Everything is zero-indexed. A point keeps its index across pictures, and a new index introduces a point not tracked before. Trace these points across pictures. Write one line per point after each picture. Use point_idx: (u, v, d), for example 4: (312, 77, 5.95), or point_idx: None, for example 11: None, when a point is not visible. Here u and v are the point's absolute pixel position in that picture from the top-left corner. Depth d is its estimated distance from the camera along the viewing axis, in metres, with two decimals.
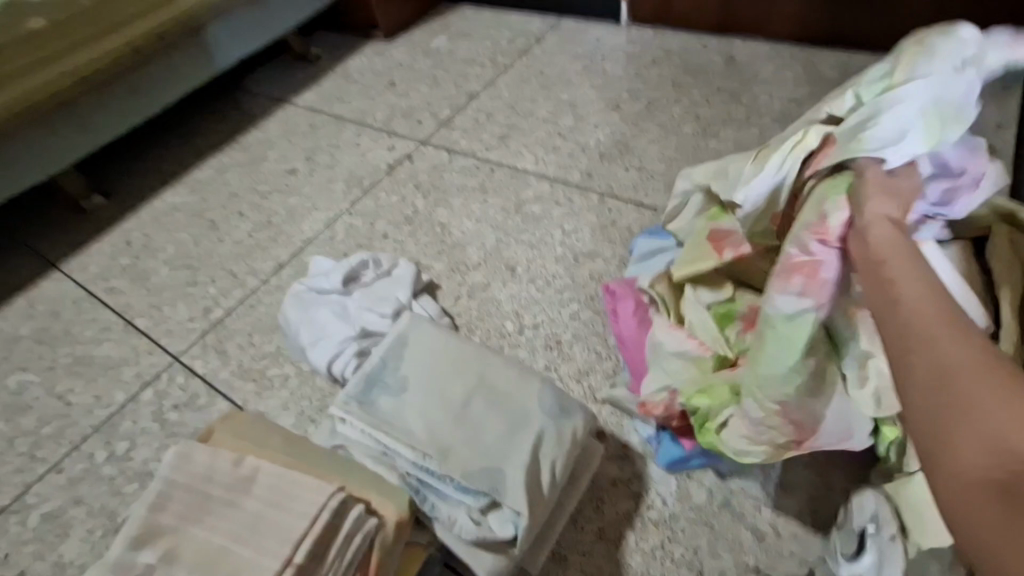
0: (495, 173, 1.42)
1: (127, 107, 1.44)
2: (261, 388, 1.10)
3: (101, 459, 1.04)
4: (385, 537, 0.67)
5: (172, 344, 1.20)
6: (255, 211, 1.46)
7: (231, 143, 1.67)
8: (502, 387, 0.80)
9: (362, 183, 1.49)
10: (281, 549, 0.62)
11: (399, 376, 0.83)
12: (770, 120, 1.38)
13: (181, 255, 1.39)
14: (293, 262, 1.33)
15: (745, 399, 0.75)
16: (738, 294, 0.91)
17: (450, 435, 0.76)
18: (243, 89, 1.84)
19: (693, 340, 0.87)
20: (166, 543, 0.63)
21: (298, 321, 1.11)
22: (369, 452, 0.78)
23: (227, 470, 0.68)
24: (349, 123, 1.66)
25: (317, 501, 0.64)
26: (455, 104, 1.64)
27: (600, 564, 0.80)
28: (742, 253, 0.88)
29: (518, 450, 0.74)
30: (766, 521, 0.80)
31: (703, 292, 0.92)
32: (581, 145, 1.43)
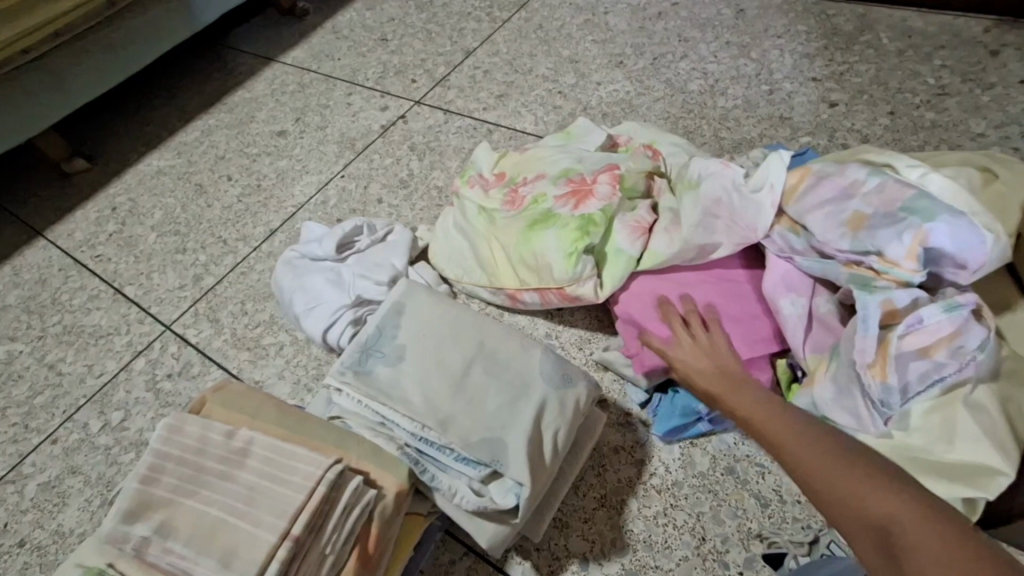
0: (493, 134, 1.37)
1: (103, 65, 1.37)
2: (256, 357, 1.08)
3: (95, 429, 1.03)
4: (385, 508, 0.65)
5: (163, 313, 1.18)
6: (243, 174, 1.41)
7: (215, 104, 1.60)
8: (503, 357, 0.78)
9: (355, 144, 1.43)
10: (277, 522, 0.60)
11: (396, 345, 0.80)
12: (782, 78, 1.32)
13: (169, 221, 1.34)
14: (285, 228, 1.28)
15: (617, 218, 0.96)
16: (637, 204, 0.99)
17: (450, 405, 0.74)
18: (227, 46, 1.75)
19: (631, 234, 0.94)
20: (160, 516, 0.62)
21: (291, 288, 1.08)
22: (367, 423, 0.76)
23: (220, 442, 0.67)
24: (339, 81, 1.59)
25: (314, 474, 0.63)
26: (450, 60, 1.56)
27: (602, 530, 0.79)
28: (613, 202, 0.98)
29: (520, 418, 0.72)
30: (769, 488, 0.79)
31: (625, 215, 0.97)
32: (583, 105, 1.38)
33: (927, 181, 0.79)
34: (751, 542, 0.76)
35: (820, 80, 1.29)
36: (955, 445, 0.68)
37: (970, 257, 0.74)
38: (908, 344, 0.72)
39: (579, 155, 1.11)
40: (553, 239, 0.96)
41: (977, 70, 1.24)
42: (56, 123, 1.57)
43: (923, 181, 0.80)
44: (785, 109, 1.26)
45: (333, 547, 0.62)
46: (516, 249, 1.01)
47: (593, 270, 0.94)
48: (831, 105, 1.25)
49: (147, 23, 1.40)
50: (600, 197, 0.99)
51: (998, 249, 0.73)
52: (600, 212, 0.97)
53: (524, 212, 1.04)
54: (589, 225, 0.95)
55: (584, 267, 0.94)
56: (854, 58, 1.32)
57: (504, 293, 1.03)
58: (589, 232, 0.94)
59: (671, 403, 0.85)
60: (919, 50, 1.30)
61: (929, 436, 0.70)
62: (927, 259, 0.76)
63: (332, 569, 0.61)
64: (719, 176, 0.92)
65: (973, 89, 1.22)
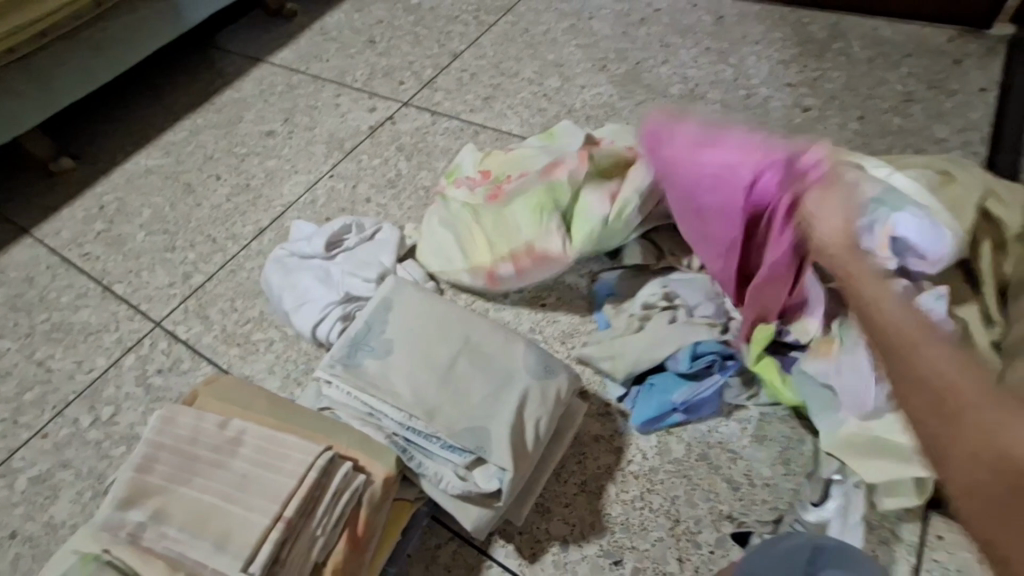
0: (480, 135, 1.41)
1: (90, 64, 1.37)
2: (246, 353, 1.10)
3: (86, 423, 1.04)
4: (373, 494, 0.68)
5: (153, 310, 1.19)
6: (232, 174, 1.43)
7: (204, 103, 1.61)
8: (487, 350, 0.81)
9: (344, 145, 1.46)
10: (270, 506, 0.63)
11: (384, 339, 0.83)
12: (758, 83, 1.37)
13: (158, 219, 1.36)
14: (274, 226, 1.31)
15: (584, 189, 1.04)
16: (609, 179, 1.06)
17: (436, 396, 0.77)
18: (215, 47, 1.76)
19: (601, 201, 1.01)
20: (155, 503, 0.64)
21: (280, 286, 1.10)
22: (356, 413, 0.79)
23: (213, 432, 0.69)
24: (327, 82, 1.61)
25: (305, 461, 0.65)
26: (438, 63, 1.59)
27: (581, 514, 0.83)
28: (579, 171, 1.05)
29: (503, 407, 0.75)
30: (740, 472, 0.84)
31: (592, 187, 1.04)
32: (567, 107, 1.42)
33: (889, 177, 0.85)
34: (722, 523, 0.80)
35: (794, 86, 1.35)
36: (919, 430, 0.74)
37: (931, 251, 0.79)
38: None
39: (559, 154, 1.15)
40: (523, 207, 1.05)
41: (942, 77, 1.31)
42: (43, 122, 1.57)
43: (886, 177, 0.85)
44: (760, 114, 1.32)
45: (323, 530, 0.64)
46: (493, 226, 1.06)
47: (561, 229, 1.02)
48: (804, 110, 1.30)
49: (135, 23, 1.41)
50: (568, 169, 1.05)
51: (957, 246, 0.79)
52: (568, 182, 1.05)
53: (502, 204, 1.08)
54: (556, 194, 1.04)
55: (551, 227, 1.02)
56: (827, 65, 1.38)
57: (483, 274, 1.07)
58: (556, 199, 1.03)
59: (648, 396, 0.89)
60: (888, 58, 1.37)
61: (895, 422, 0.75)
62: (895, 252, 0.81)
63: (323, 551, 0.64)
64: None
65: (936, 96, 1.28)
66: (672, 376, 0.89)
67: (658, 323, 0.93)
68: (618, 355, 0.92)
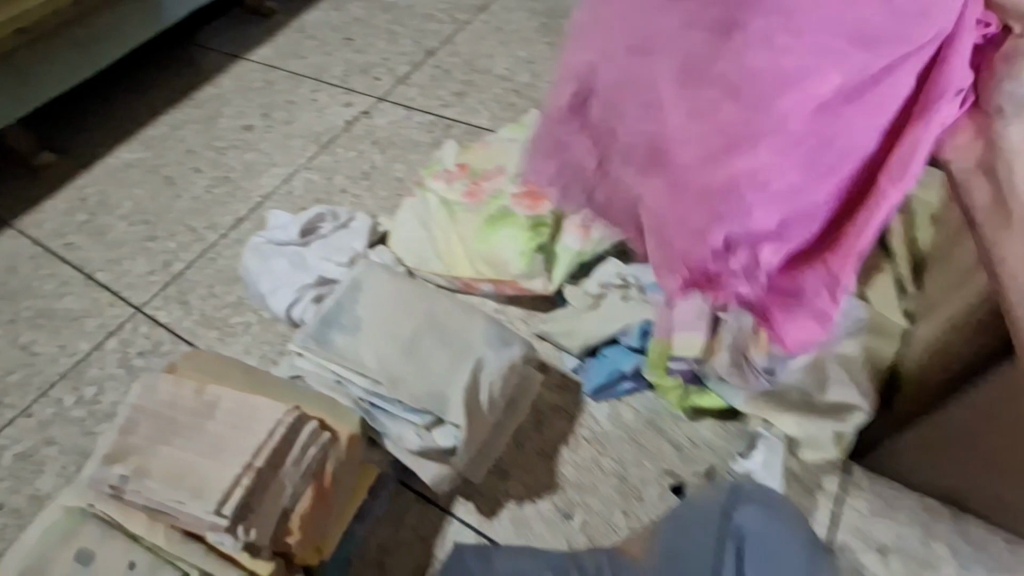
0: (452, 129, 1.47)
1: (71, 61, 1.41)
2: (224, 335, 1.15)
3: (70, 403, 1.09)
4: (338, 450, 0.74)
5: (134, 296, 1.24)
6: (211, 167, 1.48)
7: (183, 99, 1.65)
8: (449, 324, 0.86)
9: (320, 139, 1.51)
10: (241, 457, 0.69)
11: (354, 316, 0.88)
12: None
13: (139, 211, 1.40)
14: (252, 216, 1.36)
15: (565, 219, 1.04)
16: None
17: (400, 365, 0.82)
18: (195, 44, 1.80)
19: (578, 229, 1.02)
20: (136, 461, 0.70)
21: (257, 271, 1.15)
22: (326, 382, 0.85)
23: (190, 397, 0.75)
24: (305, 79, 1.66)
25: (274, 419, 0.71)
26: (412, 60, 1.65)
27: (537, 476, 0.89)
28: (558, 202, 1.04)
29: (461, 375, 0.81)
30: (683, 435, 0.91)
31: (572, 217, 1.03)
32: (535, 102, 1.49)
33: None
34: (665, 479, 0.88)
35: None
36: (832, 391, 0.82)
37: None
38: None
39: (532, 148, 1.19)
40: (507, 238, 1.04)
41: None
42: (23, 117, 1.60)
43: None
44: None
45: (291, 480, 0.70)
46: (475, 255, 1.06)
47: (545, 267, 1.02)
48: None
49: (114, 21, 1.45)
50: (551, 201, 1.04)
51: None
52: (552, 214, 1.04)
53: (482, 204, 1.12)
54: (540, 227, 1.03)
55: (537, 266, 1.02)
56: None
57: (461, 282, 1.09)
58: (540, 233, 1.02)
59: (600, 366, 0.96)
60: None
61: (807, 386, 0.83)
62: None
63: (291, 500, 0.70)
64: None
65: None
66: (623, 349, 0.96)
67: (612, 301, 0.98)
68: (575, 331, 0.98)
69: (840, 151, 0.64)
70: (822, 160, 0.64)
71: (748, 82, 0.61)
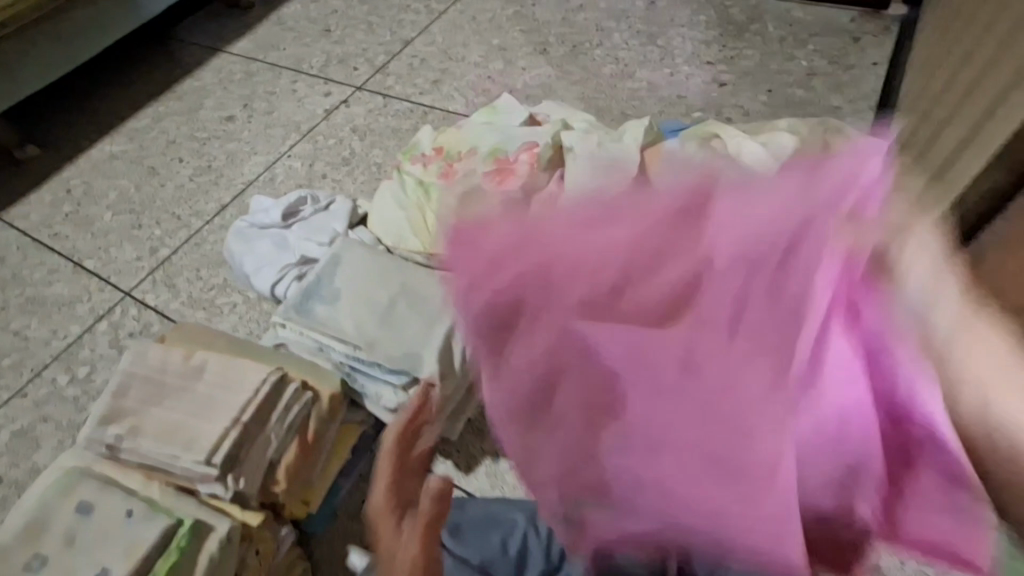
0: (429, 116, 1.51)
1: (52, 55, 1.45)
2: (212, 315, 1.20)
3: (63, 382, 1.13)
4: (320, 408, 0.80)
5: (122, 281, 1.28)
6: (194, 156, 1.52)
7: (165, 92, 1.68)
8: (422, 292, 0.92)
9: (301, 127, 1.55)
10: (229, 413, 0.74)
11: (333, 288, 0.94)
12: (682, 62, 1.50)
13: (125, 200, 1.44)
14: (236, 203, 1.40)
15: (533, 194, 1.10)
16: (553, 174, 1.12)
17: (377, 330, 0.88)
18: (176, 38, 1.83)
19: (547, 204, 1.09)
20: (130, 421, 0.75)
21: (241, 252, 1.20)
22: (308, 348, 0.91)
23: (179, 362, 0.80)
24: (284, 70, 1.70)
25: (260, 378, 0.77)
26: (389, 50, 1.70)
27: None
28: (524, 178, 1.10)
29: (433, 337, 0.87)
30: None
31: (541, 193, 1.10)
32: (509, 88, 1.54)
33: (745, 147, 0.97)
34: None
35: (714, 64, 1.48)
36: None
37: None
38: None
39: (504, 130, 1.24)
40: None
41: (841, 54, 1.45)
42: (7, 112, 1.63)
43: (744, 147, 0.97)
44: (682, 89, 1.45)
45: (276, 435, 0.76)
46: (451, 232, 1.13)
47: None
48: (720, 85, 1.44)
49: (94, 15, 1.49)
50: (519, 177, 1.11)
51: None
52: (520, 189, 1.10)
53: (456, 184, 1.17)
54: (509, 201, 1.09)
55: None
56: (743, 44, 1.51)
57: (438, 258, 1.14)
58: None
59: None
60: (797, 37, 1.50)
61: None
62: None
63: (276, 453, 0.76)
64: (588, 142, 1.13)
65: (835, 71, 1.42)
66: None
67: None
68: None
69: (870, 435, 0.27)
70: (771, 493, 0.29)
71: (579, 360, 0.33)
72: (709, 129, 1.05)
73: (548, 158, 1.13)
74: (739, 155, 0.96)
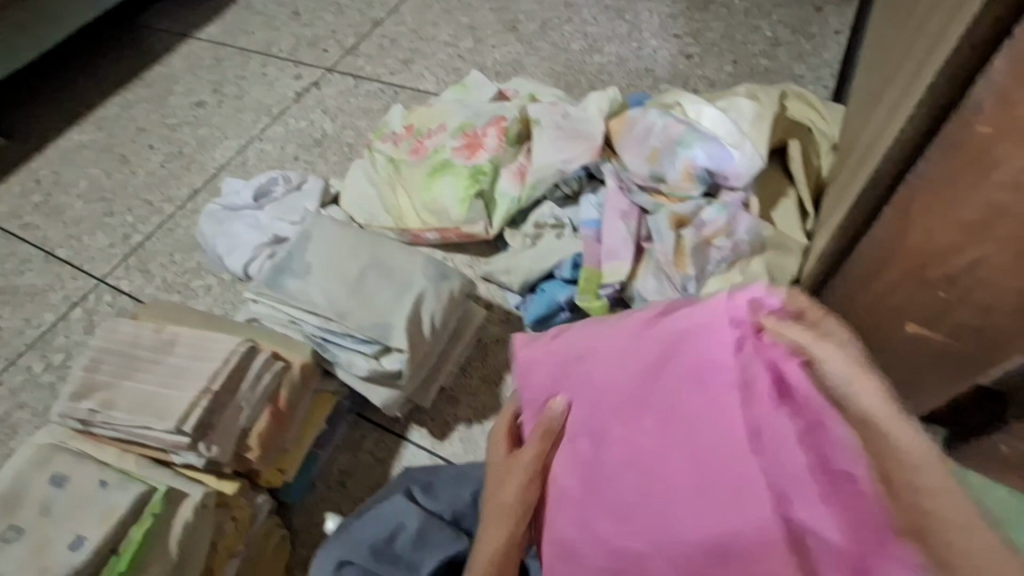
0: (400, 96, 1.51)
1: (14, 43, 1.42)
2: (187, 298, 1.21)
3: (39, 369, 1.14)
4: (291, 377, 0.81)
5: (95, 268, 1.28)
6: (165, 143, 1.51)
7: (133, 79, 1.66)
8: (391, 263, 0.93)
9: (271, 111, 1.54)
10: (198, 382, 0.75)
11: (302, 261, 0.94)
12: (649, 35, 1.51)
13: (95, 189, 1.43)
14: (208, 187, 1.40)
15: (502, 166, 1.10)
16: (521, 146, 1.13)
17: (346, 301, 0.89)
18: (142, 24, 1.80)
19: (515, 175, 1.09)
20: (102, 395, 0.76)
21: (213, 234, 1.20)
22: (280, 322, 0.91)
23: (150, 336, 0.81)
24: (254, 54, 1.68)
25: (228, 348, 0.78)
26: (359, 31, 1.68)
27: (484, 399, 0.98)
28: (493, 151, 1.11)
29: (402, 306, 0.88)
30: None
31: (509, 165, 1.10)
32: (479, 66, 1.54)
33: (704, 113, 0.98)
34: None
35: (680, 36, 1.49)
36: None
37: (728, 170, 0.94)
38: (695, 236, 0.93)
39: (474, 105, 1.24)
40: (448, 188, 1.10)
41: (804, 23, 1.47)
42: None
43: (703, 113, 0.98)
44: (650, 62, 1.46)
45: (247, 403, 0.77)
46: (422, 207, 1.13)
47: (485, 212, 1.08)
48: (687, 57, 1.45)
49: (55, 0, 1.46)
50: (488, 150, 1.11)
51: (749, 161, 0.93)
52: (489, 161, 1.10)
53: (426, 159, 1.18)
54: (478, 173, 1.09)
55: (477, 211, 1.08)
56: (710, 16, 1.52)
57: (410, 234, 1.15)
58: (479, 179, 1.08)
59: (539, 299, 1.01)
60: (763, 8, 1.52)
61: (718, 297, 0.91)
62: (711, 174, 0.96)
63: (248, 421, 0.77)
64: (553, 111, 1.11)
65: (798, 40, 1.44)
66: (559, 282, 1.01)
67: (548, 239, 1.04)
68: (511, 268, 1.03)
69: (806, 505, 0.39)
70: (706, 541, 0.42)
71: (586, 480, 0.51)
72: (672, 96, 1.05)
73: (516, 130, 1.13)
74: (699, 122, 0.99)
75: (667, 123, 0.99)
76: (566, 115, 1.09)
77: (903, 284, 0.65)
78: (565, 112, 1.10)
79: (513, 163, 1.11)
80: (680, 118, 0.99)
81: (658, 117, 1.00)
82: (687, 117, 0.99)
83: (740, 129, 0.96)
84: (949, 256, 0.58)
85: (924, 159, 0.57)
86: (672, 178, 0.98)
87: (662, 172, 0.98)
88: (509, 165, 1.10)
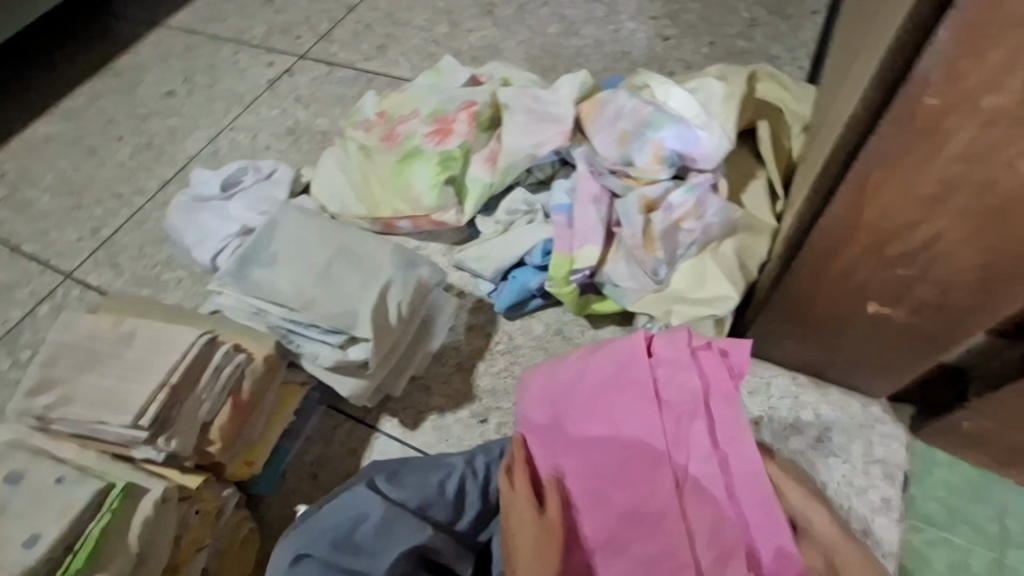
0: (374, 82, 1.49)
1: None
2: (157, 291, 1.19)
3: (6, 367, 1.12)
4: (254, 368, 0.80)
5: (63, 263, 1.25)
6: (134, 134, 1.47)
7: (101, 69, 1.62)
8: (358, 250, 0.92)
9: (244, 99, 1.51)
10: (156, 376, 0.74)
11: (267, 251, 0.92)
12: (627, 18, 1.49)
13: (63, 182, 1.40)
14: (178, 178, 1.37)
15: (472, 151, 1.09)
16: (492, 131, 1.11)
17: (311, 290, 0.87)
18: (110, 12, 1.75)
19: (486, 161, 1.07)
20: (61, 390, 0.75)
21: (182, 225, 1.17)
22: (244, 312, 0.90)
23: (108, 329, 0.79)
24: (225, 42, 1.64)
25: (188, 340, 0.76)
26: (333, 17, 1.65)
27: (457, 387, 0.97)
28: (463, 136, 1.09)
29: (368, 294, 0.87)
30: (588, 339, 1.00)
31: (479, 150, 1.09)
32: (454, 51, 1.51)
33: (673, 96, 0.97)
34: None
35: (658, 18, 1.47)
36: (707, 285, 0.90)
37: (696, 152, 0.93)
38: (664, 219, 0.92)
39: (446, 91, 1.22)
40: (419, 174, 1.08)
41: (783, 4, 1.45)
42: None
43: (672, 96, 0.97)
44: (627, 45, 1.44)
45: (208, 395, 0.76)
46: (393, 194, 1.11)
47: (455, 199, 1.07)
48: (664, 40, 1.43)
49: None
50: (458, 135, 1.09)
51: (717, 144, 0.92)
52: (459, 147, 1.08)
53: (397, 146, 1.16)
54: (449, 160, 1.07)
55: (448, 198, 1.06)
56: None
57: (381, 223, 1.13)
58: (449, 165, 1.06)
59: (510, 286, 1.01)
60: None
61: (688, 281, 0.91)
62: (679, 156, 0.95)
63: (210, 413, 0.76)
64: (524, 95, 1.10)
65: (776, 21, 1.42)
66: (531, 269, 1.01)
67: (518, 226, 1.02)
68: (482, 256, 1.02)
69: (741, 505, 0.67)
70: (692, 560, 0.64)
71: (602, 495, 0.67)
72: (641, 79, 1.04)
73: (487, 114, 1.11)
74: (667, 105, 0.98)
75: (636, 105, 0.98)
76: (536, 98, 1.08)
77: (863, 262, 0.67)
78: (535, 96, 1.08)
79: (483, 148, 1.09)
80: (650, 101, 0.98)
81: (627, 99, 0.99)
82: (655, 100, 0.98)
83: (709, 112, 0.95)
84: (909, 232, 0.61)
85: (876, 134, 0.56)
86: (642, 160, 0.96)
87: (631, 154, 0.97)
88: (479, 151, 1.09)
